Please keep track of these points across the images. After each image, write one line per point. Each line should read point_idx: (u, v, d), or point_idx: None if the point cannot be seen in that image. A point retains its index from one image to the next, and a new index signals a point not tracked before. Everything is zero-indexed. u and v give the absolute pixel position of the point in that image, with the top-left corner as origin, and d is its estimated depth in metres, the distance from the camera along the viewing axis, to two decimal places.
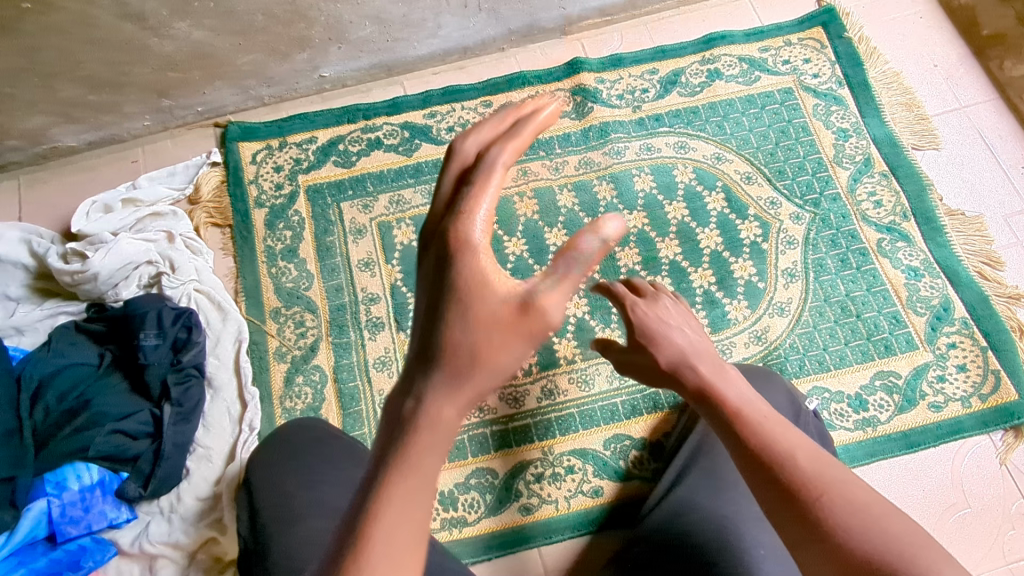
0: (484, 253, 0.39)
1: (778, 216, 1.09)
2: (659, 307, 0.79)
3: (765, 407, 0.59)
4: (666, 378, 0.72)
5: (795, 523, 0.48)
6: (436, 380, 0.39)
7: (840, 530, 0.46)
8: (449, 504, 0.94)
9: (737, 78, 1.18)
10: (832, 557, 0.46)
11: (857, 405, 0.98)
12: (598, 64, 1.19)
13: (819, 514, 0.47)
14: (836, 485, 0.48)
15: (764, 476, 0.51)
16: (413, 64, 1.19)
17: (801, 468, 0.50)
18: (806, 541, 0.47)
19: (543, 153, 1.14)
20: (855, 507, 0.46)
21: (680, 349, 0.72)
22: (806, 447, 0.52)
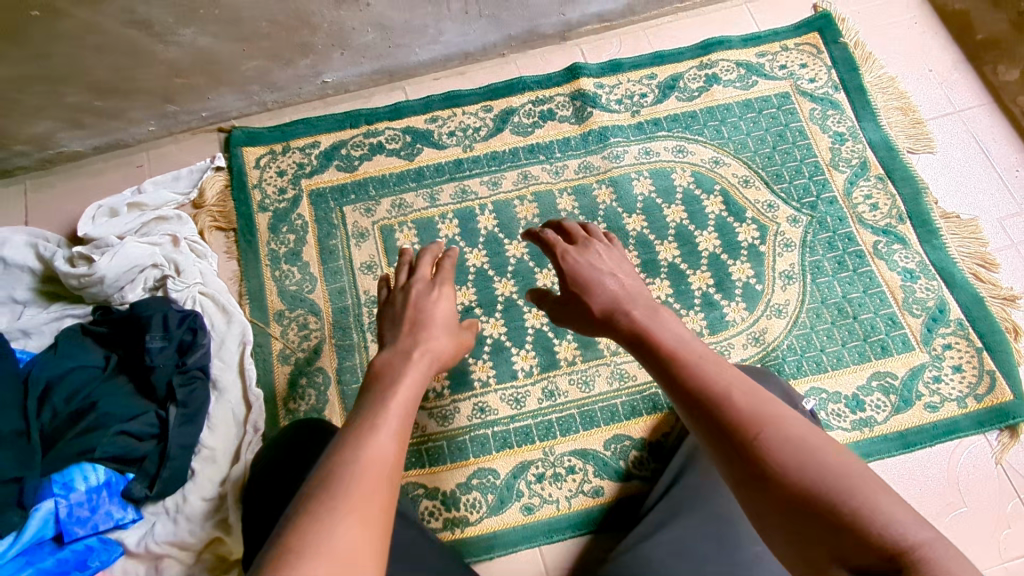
0: (444, 302, 0.82)
1: (775, 220, 1.11)
2: (591, 254, 0.84)
3: (705, 351, 0.64)
4: (598, 324, 0.78)
5: (737, 460, 0.52)
6: (410, 352, 0.72)
7: (778, 463, 0.49)
8: (451, 505, 0.94)
9: (734, 83, 1.20)
10: (773, 489, 0.49)
11: (854, 406, 0.99)
12: (598, 70, 1.20)
13: (760, 449, 0.51)
14: (773, 422, 0.53)
15: (706, 416, 0.56)
16: (414, 69, 1.20)
17: (738, 406, 0.54)
18: (749, 479, 0.51)
19: (543, 157, 1.15)
20: (792, 442, 0.50)
21: (612, 292, 0.78)
22: (746, 388, 0.57)
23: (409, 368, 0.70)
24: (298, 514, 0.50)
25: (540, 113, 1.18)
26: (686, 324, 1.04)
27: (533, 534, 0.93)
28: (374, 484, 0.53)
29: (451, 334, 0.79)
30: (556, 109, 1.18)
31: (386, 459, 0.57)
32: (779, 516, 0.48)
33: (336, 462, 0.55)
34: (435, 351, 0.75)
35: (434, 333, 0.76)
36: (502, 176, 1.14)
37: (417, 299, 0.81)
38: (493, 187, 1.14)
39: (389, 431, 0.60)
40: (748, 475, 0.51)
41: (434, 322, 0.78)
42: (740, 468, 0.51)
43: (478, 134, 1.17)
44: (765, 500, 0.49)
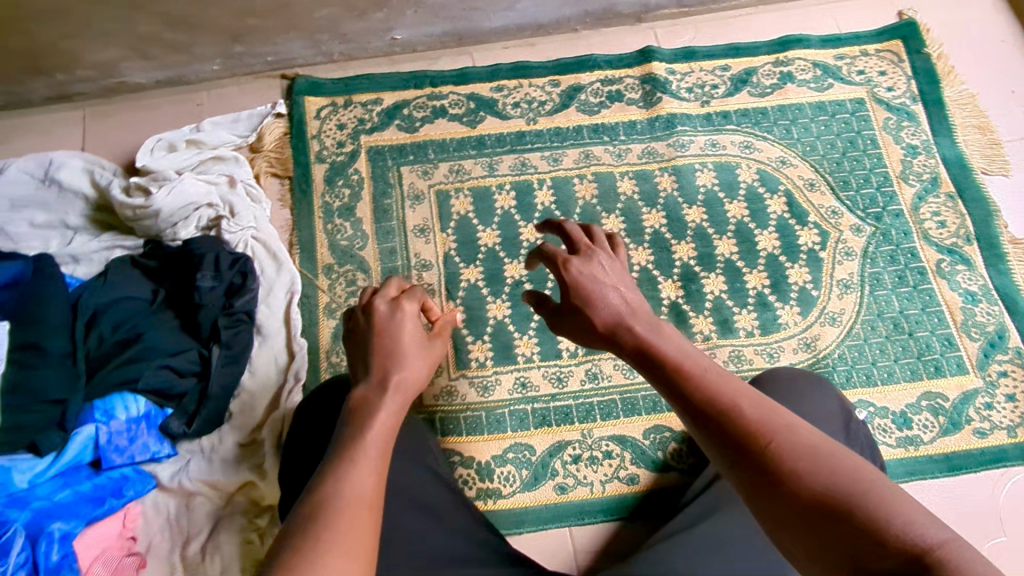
0: (411, 323, 0.66)
1: (838, 227, 1.08)
2: (595, 269, 0.66)
3: (706, 359, 0.55)
4: (600, 344, 0.64)
5: (744, 470, 0.45)
6: (379, 393, 0.59)
7: (792, 473, 0.43)
8: (486, 476, 0.94)
9: (809, 83, 1.17)
10: (787, 500, 0.43)
11: (901, 423, 0.98)
12: (670, 56, 1.18)
13: (771, 460, 0.44)
14: (786, 432, 0.46)
15: (707, 427, 0.48)
16: (485, 36, 1.18)
17: (749, 415, 0.47)
18: (759, 488, 0.44)
19: (607, 138, 1.13)
20: (806, 451, 0.44)
21: (616, 307, 0.62)
22: (752, 394, 0.49)
23: (384, 401, 0.58)
24: (281, 561, 0.44)
25: (608, 93, 1.16)
26: (738, 323, 1.02)
27: (565, 514, 0.92)
28: (360, 519, 0.47)
29: (427, 358, 0.65)
30: (625, 91, 1.16)
31: (365, 488, 0.50)
32: (792, 529, 0.42)
33: (319, 496, 0.48)
34: (406, 389, 0.61)
35: (408, 363, 0.62)
36: (564, 154, 1.12)
37: (382, 329, 0.65)
38: (553, 163, 1.12)
39: (369, 459, 0.53)
40: (756, 487, 0.44)
41: (406, 352, 0.63)
42: (750, 479, 0.45)
43: (544, 109, 1.15)
44: (778, 514, 0.43)
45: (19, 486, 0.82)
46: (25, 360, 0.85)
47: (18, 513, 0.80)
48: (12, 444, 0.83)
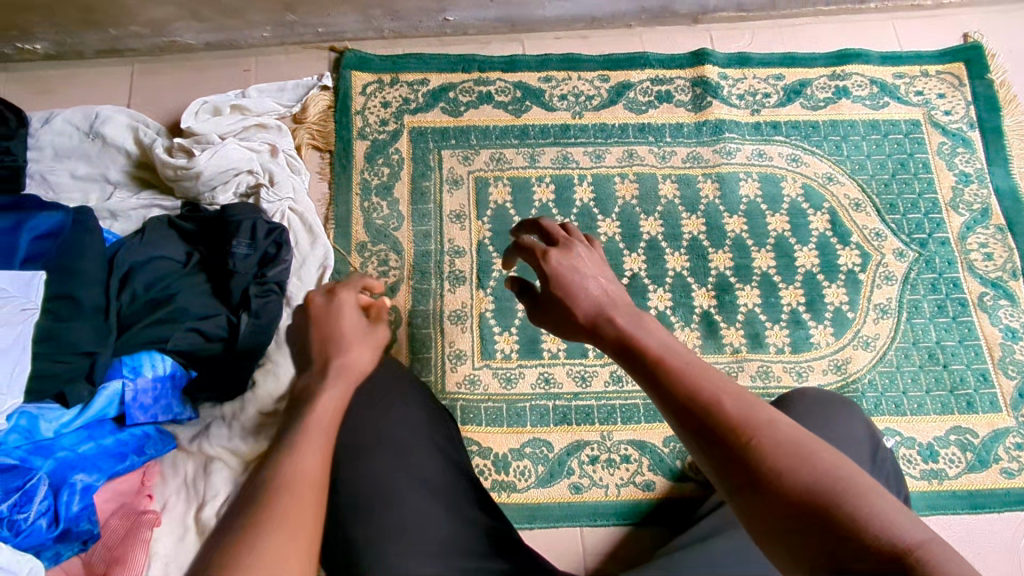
0: (348, 313, 0.69)
1: (880, 249, 1.06)
2: (575, 259, 0.68)
3: (684, 351, 0.56)
4: (583, 335, 0.65)
5: (725, 465, 0.46)
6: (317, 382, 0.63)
7: (773, 472, 0.44)
8: (502, 468, 0.94)
9: (864, 100, 1.14)
10: (769, 497, 0.44)
11: (927, 455, 0.96)
12: (724, 60, 1.15)
13: (754, 457, 0.45)
14: (767, 428, 0.47)
15: (691, 421, 0.49)
16: (537, 25, 1.16)
17: (730, 411, 0.48)
18: (738, 484, 0.46)
19: (652, 139, 1.11)
20: (787, 447, 0.45)
21: (596, 297, 0.64)
22: (734, 389, 0.50)
23: (327, 386, 0.62)
24: (233, 538, 0.49)
25: (658, 93, 1.14)
26: (769, 338, 1.01)
27: (577, 514, 0.92)
28: (307, 496, 0.52)
29: (368, 342, 0.68)
30: (675, 92, 1.14)
31: (310, 463, 0.54)
32: (772, 525, 0.43)
33: (271, 471, 0.53)
34: (345, 370, 0.64)
35: (344, 351, 0.66)
36: (607, 151, 1.11)
37: (320, 322, 0.69)
38: (596, 159, 1.10)
39: (314, 443, 0.56)
40: (737, 483, 0.45)
41: (346, 340, 0.66)
42: (732, 474, 0.46)
43: (591, 103, 1.13)
44: (758, 509, 0.44)
45: (45, 435, 0.83)
46: (59, 311, 0.84)
47: (42, 461, 0.81)
48: (40, 392, 0.82)
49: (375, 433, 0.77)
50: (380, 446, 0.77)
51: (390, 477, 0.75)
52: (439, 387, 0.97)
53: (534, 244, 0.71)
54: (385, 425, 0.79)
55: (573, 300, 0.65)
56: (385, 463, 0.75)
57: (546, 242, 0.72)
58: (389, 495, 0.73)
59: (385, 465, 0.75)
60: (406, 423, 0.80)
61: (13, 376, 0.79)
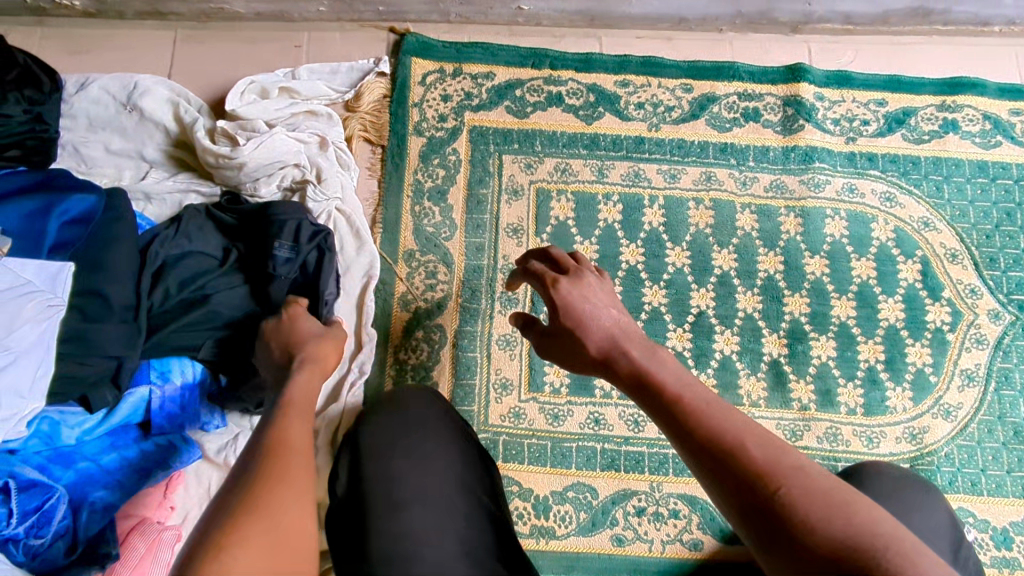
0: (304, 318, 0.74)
1: (974, 308, 0.97)
2: (584, 287, 0.64)
3: (700, 385, 0.51)
4: (595, 370, 0.60)
5: (755, 519, 0.42)
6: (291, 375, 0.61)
7: (809, 526, 0.40)
8: (542, 511, 0.88)
9: (973, 137, 1.03)
10: (801, 552, 0.40)
11: (1001, 542, 0.88)
12: (823, 78, 1.04)
13: (784, 507, 0.41)
14: (795, 475, 0.43)
15: (711, 465, 0.45)
16: (619, 21, 1.05)
17: (755, 454, 0.44)
18: (773, 540, 0.41)
19: (733, 162, 1.01)
20: (819, 497, 0.41)
21: (609, 328, 0.59)
22: (757, 428, 0.47)
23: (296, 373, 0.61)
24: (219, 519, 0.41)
25: (745, 109, 1.03)
26: (841, 396, 0.93)
27: (617, 568, 0.86)
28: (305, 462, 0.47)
29: (331, 339, 0.70)
30: (763, 110, 1.03)
31: (301, 442, 0.48)
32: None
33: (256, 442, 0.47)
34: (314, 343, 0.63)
35: (312, 345, 0.67)
36: (683, 171, 1.01)
37: (276, 332, 0.72)
38: (670, 179, 1.01)
39: (300, 419, 0.51)
40: (767, 538, 0.42)
41: (310, 336, 0.69)
42: (757, 525, 0.42)
43: (670, 115, 1.03)
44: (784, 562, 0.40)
45: (65, 442, 0.79)
46: (87, 309, 0.77)
47: (62, 471, 0.78)
48: (63, 396, 0.76)
49: (396, 449, 0.73)
50: (408, 477, 0.71)
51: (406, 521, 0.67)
52: (482, 417, 0.91)
53: (544, 270, 0.67)
54: (412, 437, 0.75)
55: (583, 331, 0.61)
56: (414, 500, 0.70)
57: (554, 268, 0.68)
58: (412, 532, 0.67)
59: (414, 508, 0.68)
60: (433, 450, 0.75)
61: (35, 378, 0.72)
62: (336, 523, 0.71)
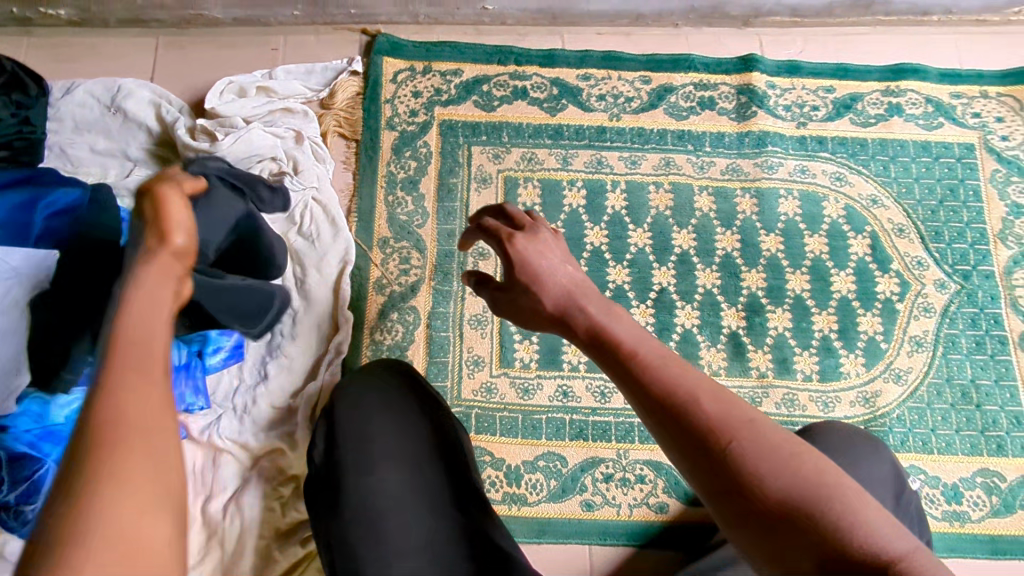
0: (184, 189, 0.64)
1: (921, 279, 1.02)
2: (539, 244, 0.62)
3: (654, 340, 0.53)
4: (550, 325, 0.60)
5: (707, 472, 0.46)
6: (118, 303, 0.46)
7: (758, 480, 0.44)
8: (514, 480, 0.92)
9: (917, 120, 1.08)
10: (751, 503, 0.44)
11: (950, 496, 0.94)
12: (773, 67, 1.10)
13: (734, 462, 0.45)
14: (747, 429, 0.46)
15: (666, 422, 0.48)
16: (579, 18, 1.11)
17: (708, 412, 0.47)
18: (724, 493, 0.45)
19: (691, 148, 1.07)
20: (768, 452, 0.45)
21: (564, 285, 0.59)
22: (708, 383, 0.49)
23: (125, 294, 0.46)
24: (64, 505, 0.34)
25: (701, 99, 1.09)
26: (797, 364, 0.98)
27: (588, 532, 0.91)
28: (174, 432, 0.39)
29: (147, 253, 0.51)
30: (718, 99, 1.09)
31: (156, 410, 0.39)
32: (753, 531, 0.44)
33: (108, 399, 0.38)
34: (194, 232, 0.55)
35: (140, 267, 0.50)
36: (643, 157, 1.06)
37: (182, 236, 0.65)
38: (631, 165, 1.06)
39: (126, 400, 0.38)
40: (719, 490, 0.46)
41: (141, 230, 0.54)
42: (710, 478, 0.46)
43: (630, 105, 1.08)
44: (735, 511, 0.45)
45: (56, 420, 0.82)
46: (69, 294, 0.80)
47: (53, 448, 0.82)
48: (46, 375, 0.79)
49: (372, 437, 0.75)
50: (387, 462, 0.74)
51: (389, 503, 0.71)
52: (455, 393, 0.96)
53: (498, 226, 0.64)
54: (384, 424, 0.77)
55: (537, 286, 0.60)
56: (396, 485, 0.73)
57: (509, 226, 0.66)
58: (395, 514, 0.70)
59: (397, 492, 0.72)
60: (405, 436, 0.77)
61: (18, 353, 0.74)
62: (318, 505, 0.74)
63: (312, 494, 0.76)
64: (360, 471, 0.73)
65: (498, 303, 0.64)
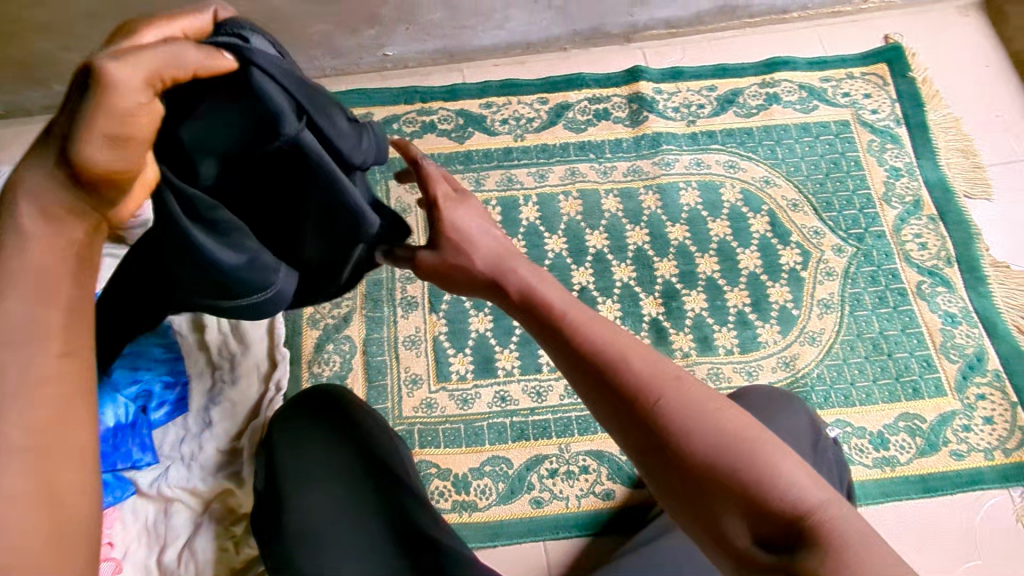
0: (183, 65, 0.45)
1: (820, 247, 1.09)
2: (468, 210, 0.64)
3: (582, 303, 0.57)
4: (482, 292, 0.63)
5: (635, 429, 0.49)
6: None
7: (683, 437, 0.47)
8: (462, 488, 0.95)
9: (794, 105, 1.18)
10: (675, 458, 0.47)
11: (878, 443, 0.99)
12: (658, 75, 1.19)
13: (659, 419, 0.48)
14: (673, 386, 0.49)
15: (596, 382, 0.51)
16: (474, 53, 1.20)
17: (636, 370, 0.50)
18: (651, 448, 0.48)
19: (593, 156, 1.15)
20: (691, 409, 0.47)
21: (494, 252, 0.62)
22: (638, 345, 0.52)
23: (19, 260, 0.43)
24: None
25: (596, 111, 1.17)
26: (718, 340, 1.04)
27: (539, 528, 0.93)
28: (62, 445, 0.42)
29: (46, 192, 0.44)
30: (612, 109, 1.17)
31: (36, 432, 0.41)
32: (678, 487, 0.47)
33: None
34: (134, 139, 0.44)
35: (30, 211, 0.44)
36: (550, 170, 1.13)
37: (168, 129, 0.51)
38: (540, 179, 1.13)
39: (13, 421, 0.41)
40: (646, 446, 0.48)
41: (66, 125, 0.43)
42: (637, 435, 0.49)
43: (532, 125, 1.16)
44: (666, 470, 0.48)
45: None
46: None
47: None
48: None
49: (314, 466, 0.78)
50: (327, 481, 0.77)
51: (331, 516, 0.73)
52: (397, 413, 0.99)
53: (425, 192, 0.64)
54: (324, 451, 0.80)
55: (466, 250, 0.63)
56: (337, 503, 0.75)
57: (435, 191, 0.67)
58: (335, 526, 0.73)
59: (338, 506, 0.75)
60: (350, 456, 0.80)
61: None
62: (262, 527, 0.76)
63: (258, 521, 0.78)
64: (301, 484, 0.77)
65: (418, 260, 0.64)
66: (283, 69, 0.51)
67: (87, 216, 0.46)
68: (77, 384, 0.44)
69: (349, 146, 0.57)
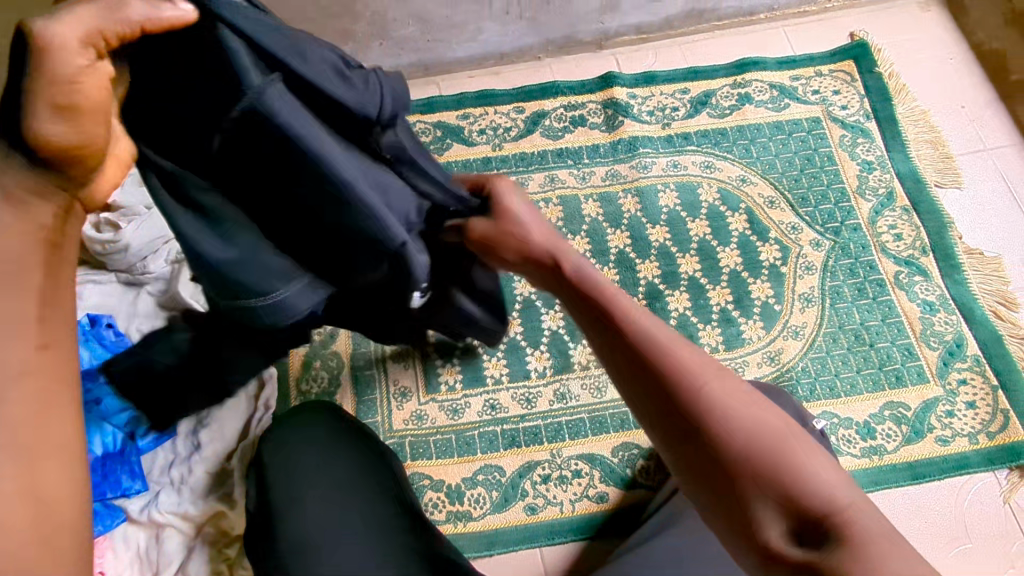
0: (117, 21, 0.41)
1: (798, 242, 1.11)
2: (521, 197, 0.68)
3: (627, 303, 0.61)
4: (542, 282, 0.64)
5: (675, 412, 0.50)
6: None
7: (723, 424, 0.48)
8: (456, 498, 0.95)
9: (766, 104, 1.20)
10: (710, 444, 0.48)
11: (865, 433, 1.00)
12: (631, 80, 1.21)
13: (701, 403, 0.49)
14: (716, 378, 0.51)
15: (637, 366, 0.53)
16: (449, 66, 1.21)
17: (682, 356, 0.52)
18: (688, 433, 0.50)
19: (571, 162, 1.16)
20: (733, 399, 0.49)
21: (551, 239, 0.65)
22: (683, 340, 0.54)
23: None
24: None
25: (572, 118, 1.19)
26: (702, 338, 1.05)
27: (535, 534, 0.93)
28: (46, 439, 0.41)
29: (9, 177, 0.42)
30: (587, 115, 1.19)
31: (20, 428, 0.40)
32: (709, 474, 0.48)
33: None
34: (82, 109, 0.42)
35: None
36: (529, 178, 1.14)
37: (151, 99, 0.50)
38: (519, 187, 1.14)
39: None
40: (683, 430, 0.50)
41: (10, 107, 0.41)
42: (675, 419, 0.50)
43: (509, 134, 1.17)
44: (696, 454, 0.49)
45: None
46: None
47: None
48: None
49: (305, 481, 0.78)
50: (319, 496, 0.77)
51: (324, 533, 0.73)
52: (387, 427, 0.99)
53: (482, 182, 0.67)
54: (315, 466, 0.79)
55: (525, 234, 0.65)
56: (330, 519, 0.74)
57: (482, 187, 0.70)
58: (329, 541, 0.72)
59: (331, 522, 0.74)
60: (342, 471, 0.80)
61: None
62: (254, 546, 0.75)
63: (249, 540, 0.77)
64: (292, 502, 0.76)
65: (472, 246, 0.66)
66: (252, 21, 0.48)
67: (53, 197, 0.45)
68: (62, 377, 0.43)
69: (352, 99, 0.51)
